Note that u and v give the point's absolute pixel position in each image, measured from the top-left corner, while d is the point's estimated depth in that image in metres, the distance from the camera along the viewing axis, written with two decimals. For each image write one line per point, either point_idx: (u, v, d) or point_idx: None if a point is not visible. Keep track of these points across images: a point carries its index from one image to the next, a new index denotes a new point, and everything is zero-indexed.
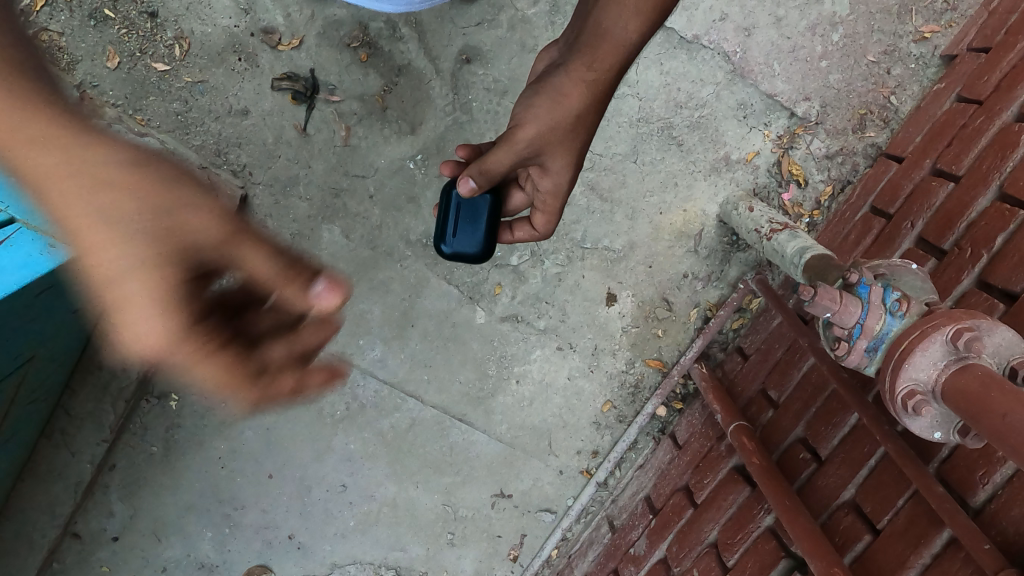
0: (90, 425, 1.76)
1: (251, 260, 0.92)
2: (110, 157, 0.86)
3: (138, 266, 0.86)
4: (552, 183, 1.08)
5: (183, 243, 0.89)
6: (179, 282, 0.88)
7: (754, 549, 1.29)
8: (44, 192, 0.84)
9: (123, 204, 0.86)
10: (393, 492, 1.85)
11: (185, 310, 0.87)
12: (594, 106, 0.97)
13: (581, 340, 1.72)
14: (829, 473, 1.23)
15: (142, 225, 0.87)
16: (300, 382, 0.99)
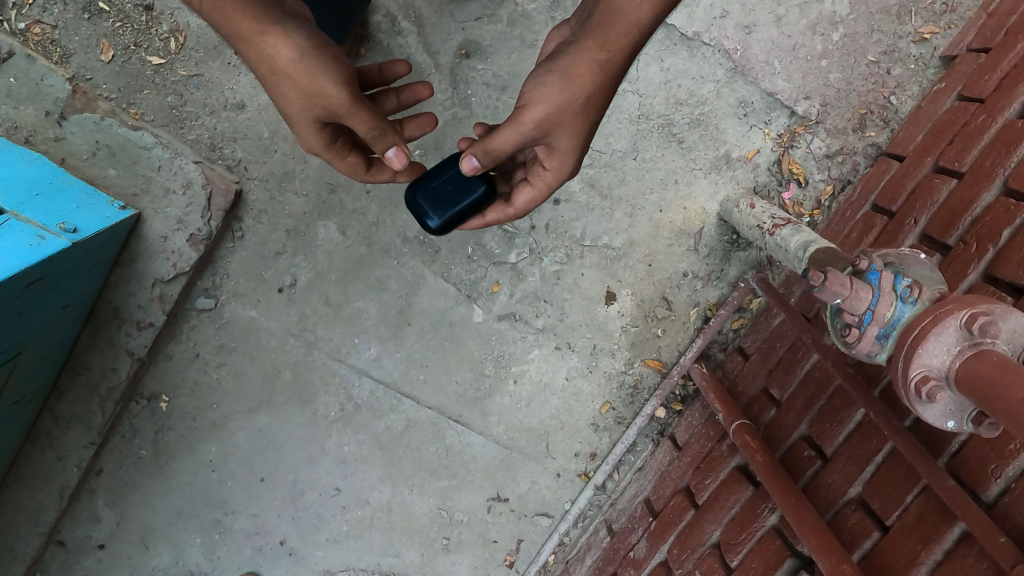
0: (78, 426, 1.69)
1: (355, 124, 0.98)
2: (284, 40, 0.91)
3: (295, 114, 0.99)
4: (558, 164, 1.06)
5: (320, 110, 0.97)
6: (308, 125, 1.01)
7: (758, 549, 1.26)
8: (257, 56, 0.93)
9: (301, 79, 0.93)
10: (387, 496, 1.81)
11: (323, 147, 1.04)
12: (606, 88, 0.95)
13: (579, 340, 1.69)
14: (835, 471, 1.21)
15: (298, 92, 0.95)
16: (395, 178, 1.22)
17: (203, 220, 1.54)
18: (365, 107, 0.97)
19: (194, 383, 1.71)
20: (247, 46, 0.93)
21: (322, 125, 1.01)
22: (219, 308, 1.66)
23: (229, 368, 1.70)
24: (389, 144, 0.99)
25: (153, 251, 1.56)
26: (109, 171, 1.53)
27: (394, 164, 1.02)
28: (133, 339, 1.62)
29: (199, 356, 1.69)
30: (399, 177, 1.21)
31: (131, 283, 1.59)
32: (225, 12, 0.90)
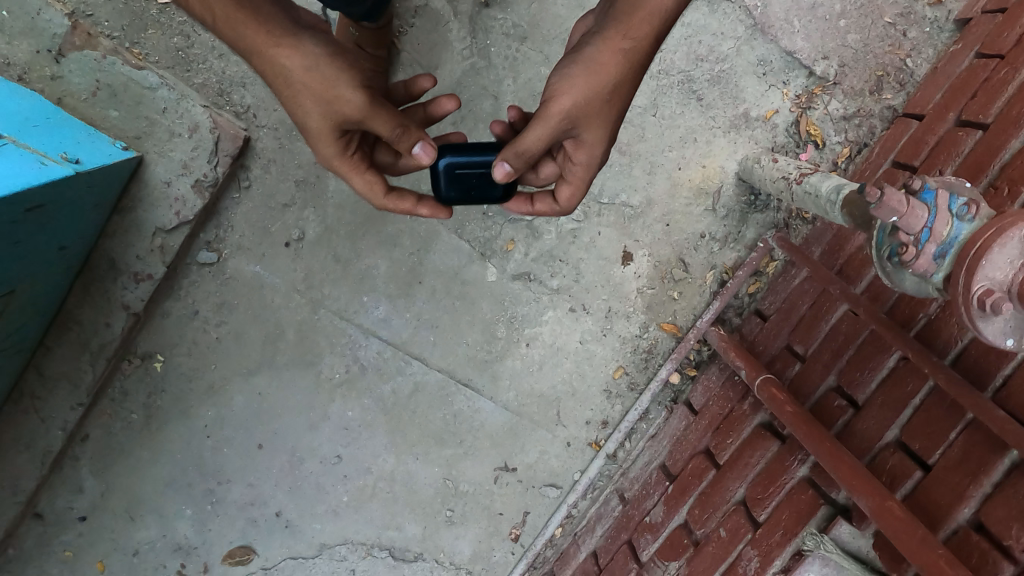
0: (66, 387, 1.59)
1: (377, 127, 0.98)
2: (298, 49, 0.91)
3: (314, 126, 0.99)
4: (587, 161, 1.04)
5: (338, 117, 0.96)
6: (328, 136, 1.00)
7: (788, 501, 1.22)
8: (271, 70, 0.93)
9: (318, 87, 0.93)
10: (390, 465, 1.74)
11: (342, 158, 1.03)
12: (633, 74, 0.94)
13: (595, 301, 1.65)
14: (868, 417, 1.18)
15: (316, 102, 0.95)
16: (415, 209, 1.14)
17: (210, 165, 1.48)
18: (384, 107, 0.96)
19: (191, 342, 1.62)
20: (261, 61, 0.93)
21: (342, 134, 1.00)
22: (222, 263, 1.58)
23: (230, 327, 1.62)
24: (415, 141, 0.99)
25: (154, 198, 1.48)
26: (110, 112, 1.46)
27: (420, 160, 1.02)
28: (130, 293, 1.53)
29: (198, 313, 1.61)
30: (419, 208, 1.13)
31: (130, 232, 1.50)
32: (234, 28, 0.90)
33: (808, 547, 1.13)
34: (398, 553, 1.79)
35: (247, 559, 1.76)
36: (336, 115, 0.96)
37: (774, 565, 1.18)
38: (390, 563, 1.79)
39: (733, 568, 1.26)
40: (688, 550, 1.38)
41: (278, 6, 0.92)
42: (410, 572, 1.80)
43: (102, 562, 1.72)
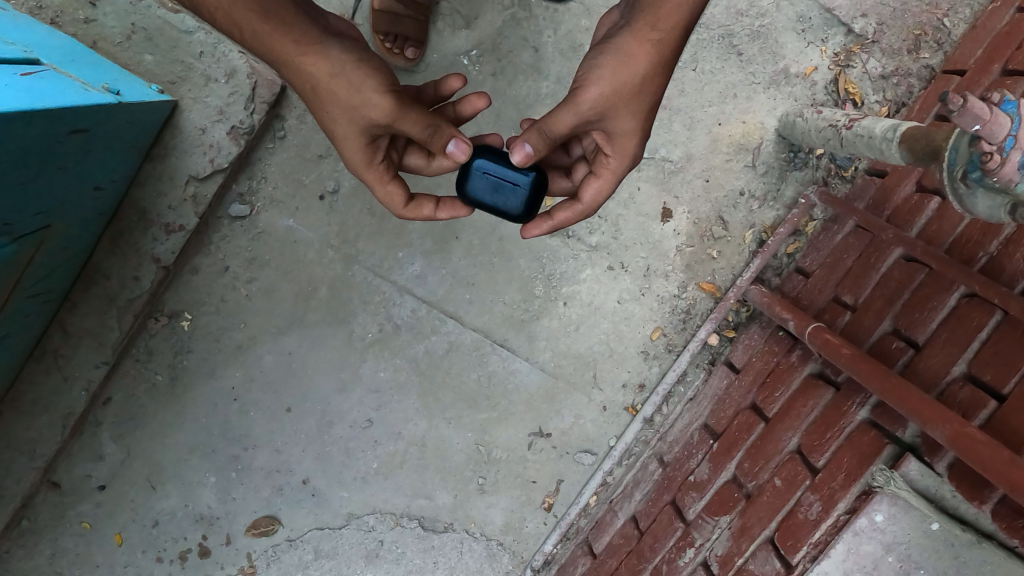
0: (90, 344, 1.50)
1: (404, 127, 0.95)
2: (323, 54, 0.90)
3: (342, 131, 0.98)
4: (616, 154, 1.03)
5: (364, 121, 0.94)
6: (353, 141, 0.98)
7: (850, 443, 1.18)
8: (297, 77, 0.93)
9: (344, 92, 0.92)
10: (422, 429, 1.69)
11: (369, 164, 1.01)
12: (659, 65, 0.94)
13: (633, 259, 1.65)
14: (932, 354, 1.16)
15: (342, 106, 0.93)
16: (436, 213, 1.12)
17: (246, 111, 1.45)
18: (411, 107, 0.94)
19: (221, 299, 1.55)
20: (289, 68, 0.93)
21: (369, 137, 0.99)
22: (255, 216, 1.54)
23: (261, 284, 1.56)
24: (447, 139, 0.95)
25: (188, 144, 1.44)
26: (145, 56, 1.43)
27: (455, 158, 0.97)
28: (160, 245, 1.48)
29: (228, 269, 1.54)
30: (440, 211, 1.12)
31: (163, 180, 1.46)
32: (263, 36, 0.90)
33: (878, 485, 1.09)
34: (427, 524, 1.74)
35: (271, 530, 1.68)
36: (362, 120, 0.94)
37: (839, 507, 1.12)
38: (420, 534, 1.73)
39: (791, 514, 1.20)
40: (740, 503, 1.33)
41: (305, 14, 0.92)
42: (439, 543, 1.74)
43: (120, 534, 1.63)
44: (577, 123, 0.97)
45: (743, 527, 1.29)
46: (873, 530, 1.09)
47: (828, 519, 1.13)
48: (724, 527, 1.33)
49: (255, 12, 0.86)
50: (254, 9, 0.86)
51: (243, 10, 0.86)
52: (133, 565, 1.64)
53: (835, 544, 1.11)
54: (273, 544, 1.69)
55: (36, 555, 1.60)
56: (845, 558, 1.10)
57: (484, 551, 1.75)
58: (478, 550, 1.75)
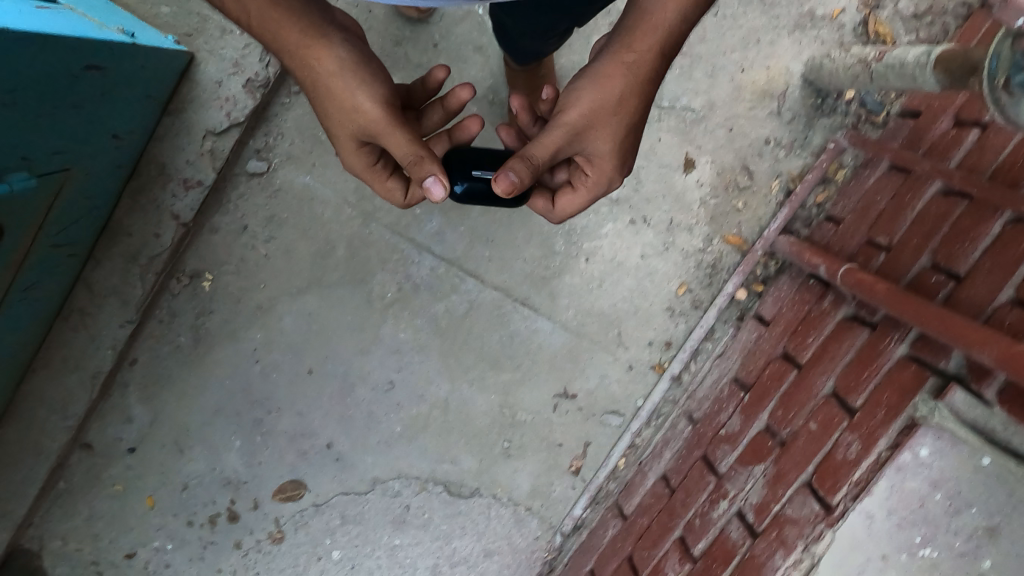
0: (114, 303, 1.52)
1: (392, 144, 0.92)
2: (327, 54, 0.87)
3: (336, 129, 0.95)
4: (595, 172, 0.99)
5: (356, 127, 0.92)
6: (350, 142, 0.96)
7: (889, 380, 1.13)
8: (298, 68, 0.89)
9: (341, 95, 0.89)
10: (445, 391, 1.66)
11: (363, 167, 0.99)
12: (640, 86, 0.90)
13: (655, 212, 1.61)
14: (975, 283, 1.11)
15: (338, 107, 0.91)
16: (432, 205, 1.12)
17: (261, 64, 1.45)
18: (402, 127, 0.91)
19: (240, 259, 1.56)
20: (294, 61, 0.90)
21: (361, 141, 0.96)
22: (272, 173, 1.53)
23: (279, 243, 1.56)
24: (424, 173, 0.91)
25: (204, 98, 1.44)
26: (161, 9, 1.43)
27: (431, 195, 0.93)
28: (179, 201, 1.47)
29: (247, 228, 1.55)
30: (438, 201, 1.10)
31: (180, 134, 1.45)
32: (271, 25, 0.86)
33: (921, 416, 1.04)
34: (453, 489, 1.72)
35: (298, 494, 1.71)
36: (357, 125, 0.92)
37: (880, 443, 1.07)
38: (446, 499, 1.72)
39: (829, 456, 1.15)
40: (774, 451, 1.28)
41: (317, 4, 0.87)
42: (466, 508, 1.73)
43: (151, 498, 1.69)
44: (557, 145, 0.94)
45: (778, 474, 1.23)
46: (917, 465, 1.04)
47: (868, 457, 1.08)
48: (758, 477, 1.28)
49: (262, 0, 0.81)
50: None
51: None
52: (165, 528, 1.70)
53: (877, 480, 1.06)
54: (299, 510, 1.72)
55: (74, 516, 1.67)
56: (888, 496, 1.06)
57: (512, 516, 1.74)
58: (505, 516, 1.74)
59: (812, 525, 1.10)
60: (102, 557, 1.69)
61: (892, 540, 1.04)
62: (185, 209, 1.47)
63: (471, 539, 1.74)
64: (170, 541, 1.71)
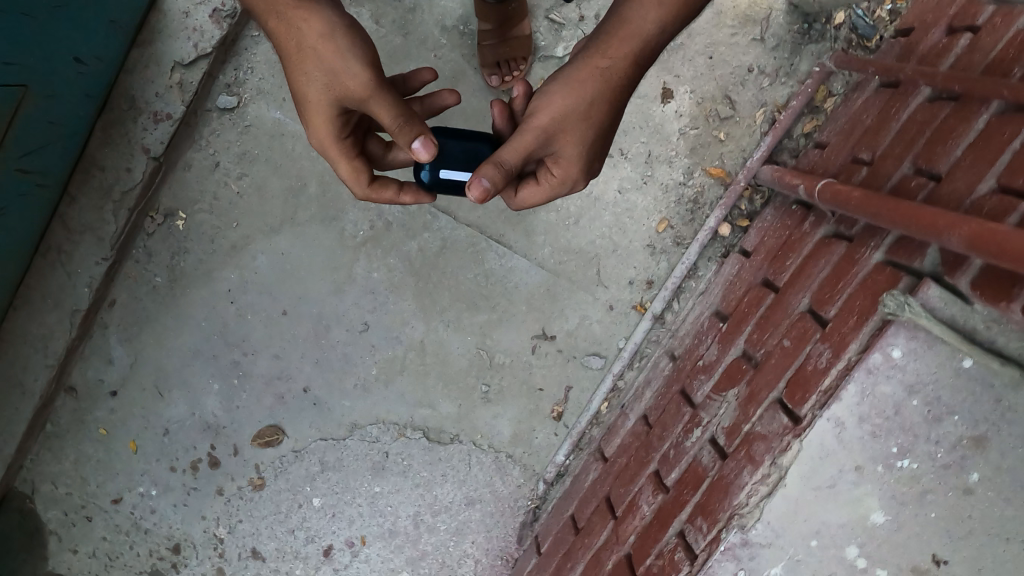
0: (90, 239, 1.57)
1: (376, 109, 0.89)
2: (316, 15, 0.87)
3: (311, 96, 0.91)
4: (558, 176, 1.00)
5: (338, 89, 0.89)
6: (323, 111, 0.92)
7: (864, 286, 1.05)
8: (283, 31, 0.88)
9: (327, 55, 0.87)
10: (421, 332, 1.65)
11: (332, 140, 0.95)
12: (612, 93, 0.95)
13: (633, 145, 1.57)
14: (955, 178, 1.01)
15: (321, 69, 0.88)
16: (398, 198, 1.05)
17: None
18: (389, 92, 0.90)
19: (213, 196, 1.60)
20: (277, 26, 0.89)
21: (338, 110, 0.92)
22: (242, 108, 1.58)
23: (251, 180, 1.60)
24: (411, 134, 0.88)
25: (172, 30, 1.51)
26: None
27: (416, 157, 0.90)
28: (150, 134, 1.53)
29: (219, 164, 1.59)
30: (402, 196, 1.04)
31: (150, 66, 1.52)
32: None
33: (890, 313, 0.95)
34: (433, 436, 1.69)
35: (276, 440, 1.70)
36: (335, 88, 0.89)
37: (851, 348, 0.99)
38: (425, 446, 1.69)
39: (800, 368, 1.08)
40: (748, 373, 1.21)
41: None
42: (446, 455, 1.70)
43: (135, 443, 1.70)
44: (528, 147, 0.95)
45: (750, 394, 1.17)
46: (889, 368, 0.96)
47: (838, 364, 1.00)
48: (731, 401, 1.21)
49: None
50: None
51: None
52: (149, 473, 1.71)
53: (846, 386, 0.98)
54: (279, 456, 1.70)
55: (63, 459, 1.70)
56: (860, 402, 0.98)
57: (494, 463, 1.70)
58: (487, 463, 1.70)
59: (781, 439, 1.03)
60: (91, 502, 1.70)
61: (866, 450, 0.99)
62: (156, 142, 1.53)
63: (452, 488, 1.70)
64: (154, 487, 1.71)
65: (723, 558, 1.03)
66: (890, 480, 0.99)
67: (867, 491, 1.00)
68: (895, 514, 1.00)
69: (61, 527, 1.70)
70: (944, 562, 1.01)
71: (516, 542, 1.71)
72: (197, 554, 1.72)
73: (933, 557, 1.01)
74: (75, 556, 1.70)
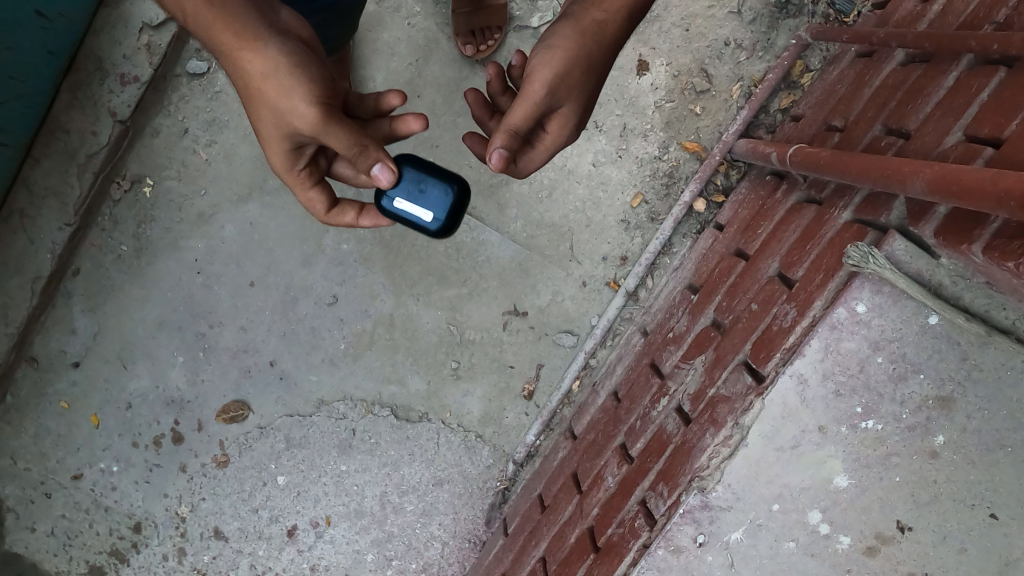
0: (52, 203, 1.54)
1: (330, 144, 0.88)
2: (259, 54, 0.82)
3: (266, 130, 0.90)
4: (558, 134, 0.95)
5: (290, 128, 0.87)
6: (279, 145, 0.91)
7: (831, 245, 1.01)
8: (231, 69, 0.85)
9: (273, 96, 0.84)
10: (390, 307, 1.63)
11: (290, 172, 0.95)
12: (605, 50, 0.90)
13: (608, 118, 1.56)
14: (922, 134, 0.97)
15: (270, 109, 0.86)
16: (359, 220, 1.06)
17: None
18: (342, 121, 0.87)
19: (181, 163, 1.59)
20: (226, 59, 0.85)
21: (295, 144, 0.91)
22: (212, 73, 1.58)
23: (220, 147, 1.59)
24: (371, 163, 0.89)
25: None
26: None
27: (379, 181, 0.92)
28: (117, 97, 1.52)
29: (187, 131, 1.58)
30: (363, 220, 1.04)
31: (118, 29, 1.51)
32: (201, 21, 0.82)
33: (854, 265, 0.92)
34: (401, 413, 1.66)
35: (241, 415, 1.65)
36: (286, 128, 0.87)
37: (816, 304, 0.96)
38: (393, 424, 1.65)
39: (766, 329, 1.04)
40: (715, 339, 1.18)
41: (254, 3, 0.84)
42: (414, 434, 1.65)
43: (96, 417, 1.66)
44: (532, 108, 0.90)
45: (717, 358, 1.13)
46: (855, 323, 0.93)
47: (801, 322, 0.97)
48: (698, 367, 1.18)
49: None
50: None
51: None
52: (111, 449, 1.67)
53: (810, 342, 0.95)
54: (244, 432, 1.66)
55: (22, 433, 1.65)
56: (824, 359, 0.95)
57: (462, 443, 1.66)
58: (456, 443, 1.66)
59: (744, 399, 0.99)
60: (50, 478, 1.66)
61: (829, 410, 0.96)
62: (121, 105, 1.52)
63: (420, 467, 1.66)
64: (115, 463, 1.67)
65: (682, 522, 0.99)
66: (855, 442, 0.96)
67: (831, 453, 0.97)
68: (860, 478, 0.97)
69: (19, 504, 1.65)
70: (908, 529, 0.98)
71: (484, 524, 1.67)
72: (158, 533, 1.67)
73: (897, 523, 0.98)
74: (32, 534, 1.65)
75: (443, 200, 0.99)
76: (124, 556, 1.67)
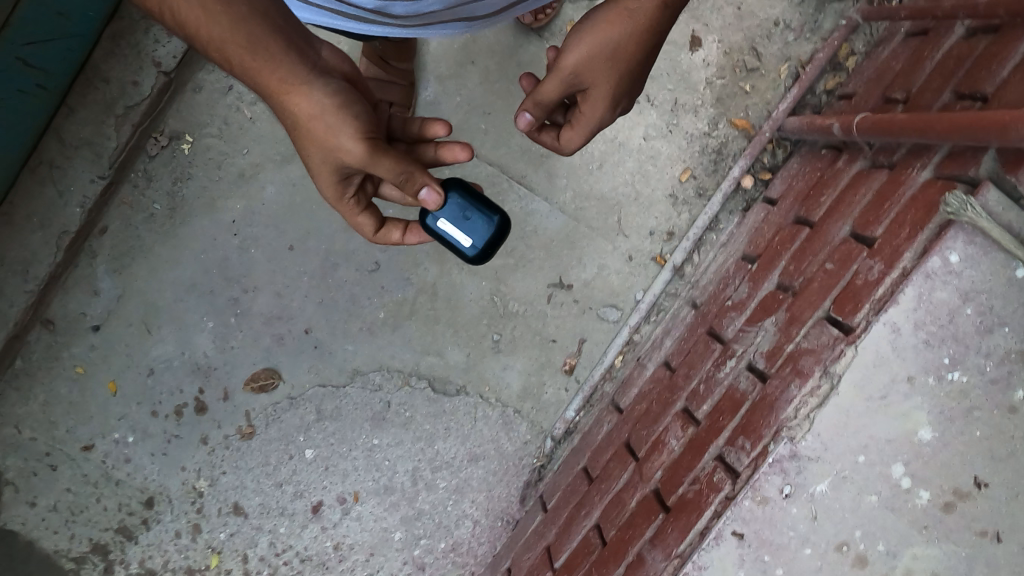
0: (86, 154, 1.51)
1: (380, 173, 0.90)
2: (306, 95, 0.82)
3: (316, 168, 0.91)
4: (591, 115, 0.96)
5: (339, 164, 0.88)
6: (328, 178, 0.92)
7: (914, 202, 1.02)
8: (279, 111, 0.85)
9: (320, 137, 0.85)
10: (433, 275, 1.61)
11: (339, 202, 0.96)
12: (640, 38, 0.88)
13: (660, 92, 1.59)
14: (1005, 95, 1.00)
15: (320, 148, 0.87)
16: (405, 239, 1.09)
17: None
18: (387, 155, 0.88)
19: (224, 121, 1.57)
20: (272, 101, 0.85)
21: (342, 176, 0.92)
22: None
23: (266, 106, 1.57)
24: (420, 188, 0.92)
25: None
26: None
27: (428, 205, 0.96)
28: (162, 48, 1.51)
29: (233, 88, 1.57)
30: (409, 237, 1.07)
31: None
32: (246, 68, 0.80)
33: (951, 213, 0.93)
34: (438, 386, 1.62)
35: (270, 384, 1.59)
36: (337, 163, 0.88)
37: (906, 256, 0.97)
38: (430, 397, 1.61)
39: (848, 285, 1.04)
40: (786, 301, 1.17)
41: (297, 43, 0.82)
42: (451, 407, 1.61)
43: (114, 384, 1.58)
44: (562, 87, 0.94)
45: (791, 317, 1.12)
46: (948, 273, 0.95)
47: (892, 273, 0.97)
48: (769, 328, 1.17)
49: (244, 48, 0.77)
50: (241, 46, 0.77)
51: (233, 46, 0.77)
52: (127, 418, 1.58)
53: (904, 291, 0.96)
54: (272, 404, 1.60)
55: (29, 399, 1.56)
56: (916, 308, 0.96)
57: (500, 419, 1.62)
58: (493, 418, 1.62)
59: (832, 349, 0.99)
60: (57, 448, 1.56)
61: (918, 359, 0.97)
62: (167, 56, 1.52)
63: (455, 443, 1.62)
64: (131, 434, 1.59)
65: (770, 471, 0.99)
66: (940, 394, 0.97)
67: (918, 405, 0.97)
68: (943, 432, 0.98)
69: (20, 477, 1.56)
70: (984, 485, 0.98)
71: (518, 503, 1.63)
72: (172, 509, 1.58)
73: (974, 479, 0.98)
74: (32, 509, 1.56)
75: (483, 228, 1.05)
76: (133, 534, 1.58)
